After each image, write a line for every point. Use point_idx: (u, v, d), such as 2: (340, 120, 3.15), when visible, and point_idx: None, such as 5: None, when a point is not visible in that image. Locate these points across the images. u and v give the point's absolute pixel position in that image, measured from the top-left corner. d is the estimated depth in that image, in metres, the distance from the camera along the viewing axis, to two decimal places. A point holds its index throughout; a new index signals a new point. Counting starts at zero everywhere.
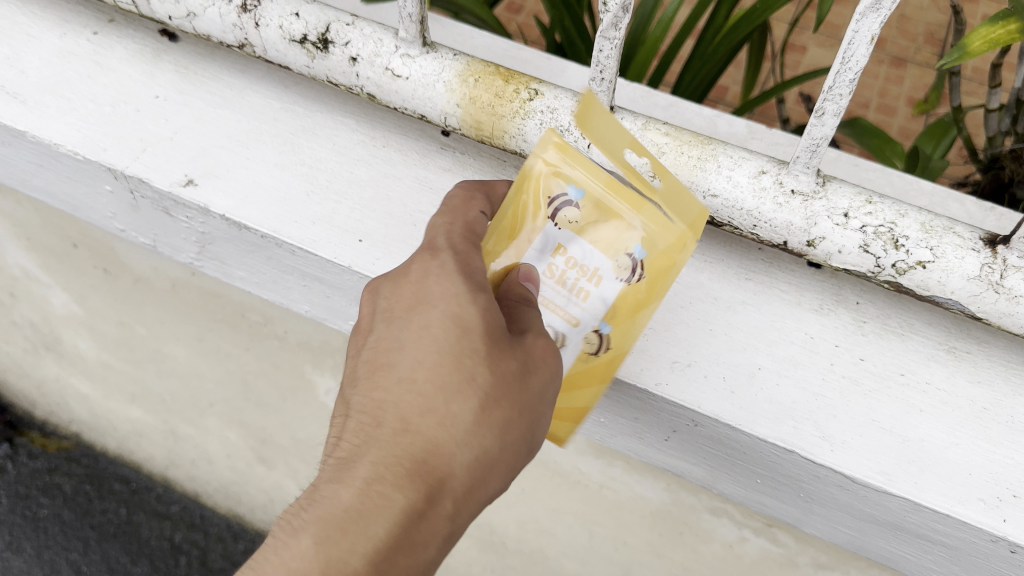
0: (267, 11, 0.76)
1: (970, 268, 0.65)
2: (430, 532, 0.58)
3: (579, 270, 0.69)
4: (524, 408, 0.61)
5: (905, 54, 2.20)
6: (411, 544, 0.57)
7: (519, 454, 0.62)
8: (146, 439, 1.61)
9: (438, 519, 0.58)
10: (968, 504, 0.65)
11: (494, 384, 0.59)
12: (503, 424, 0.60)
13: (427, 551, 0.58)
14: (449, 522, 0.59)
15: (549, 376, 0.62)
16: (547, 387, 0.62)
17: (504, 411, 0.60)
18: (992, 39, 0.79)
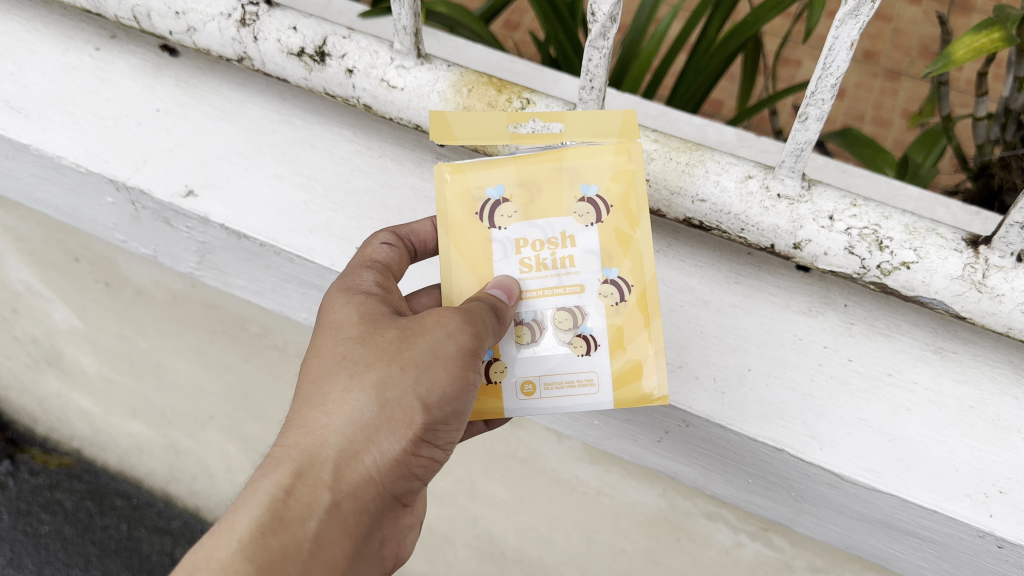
0: (266, 25, 0.78)
1: (954, 268, 0.66)
2: (303, 500, 0.57)
3: (555, 242, 0.69)
4: (405, 366, 0.61)
5: (899, 67, 2.17)
6: (281, 515, 0.56)
7: (416, 411, 0.61)
8: (147, 453, 1.51)
9: (312, 488, 0.58)
10: (955, 500, 0.66)
11: (353, 354, 0.62)
12: (373, 382, 0.60)
13: (307, 521, 0.57)
14: (332, 489, 0.58)
15: (443, 336, 0.61)
16: (440, 346, 0.61)
17: (371, 371, 0.61)
18: (975, 49, 0.81)
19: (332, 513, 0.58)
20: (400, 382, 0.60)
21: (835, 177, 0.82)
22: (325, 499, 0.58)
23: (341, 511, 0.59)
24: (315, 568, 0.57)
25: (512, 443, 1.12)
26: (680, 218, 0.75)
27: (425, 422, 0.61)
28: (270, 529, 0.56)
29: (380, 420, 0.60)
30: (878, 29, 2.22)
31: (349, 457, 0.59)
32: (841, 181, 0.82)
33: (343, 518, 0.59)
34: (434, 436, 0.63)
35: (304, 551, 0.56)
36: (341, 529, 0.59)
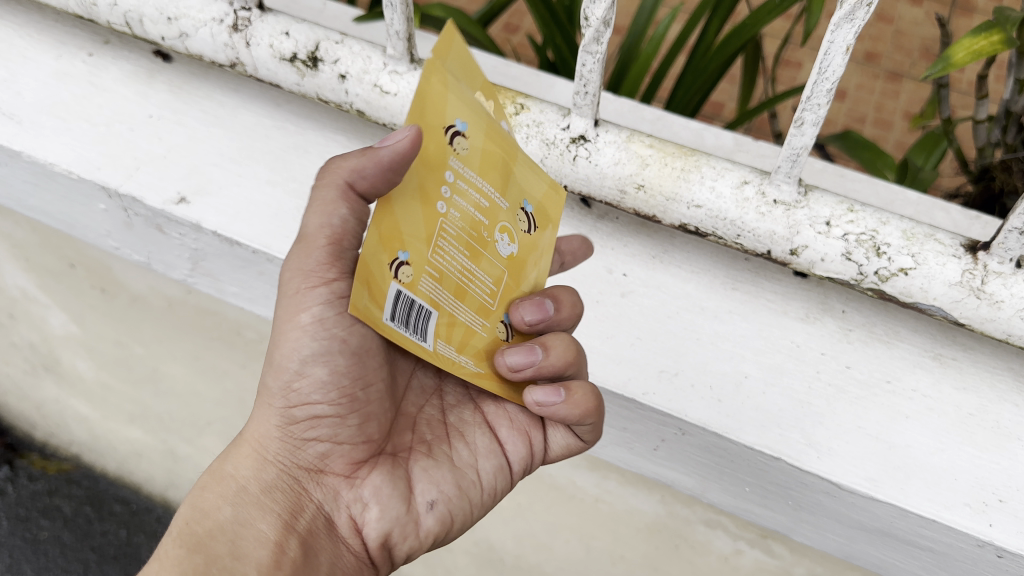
0: (258, 30, 0.78)
1: (952, 274, 0.65)
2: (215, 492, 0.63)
3: (462, 180, 0.58)
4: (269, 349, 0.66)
5: (901, 69, 2.15)
6: (198, 508, 0.62)
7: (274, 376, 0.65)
8: (146, 459, 1.52)
9: (221, 479, 0.64)
10: (954, 509, 0.66)
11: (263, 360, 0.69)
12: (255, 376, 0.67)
13: (222, 507, 0.62)
14: (234, 475, 0.64)
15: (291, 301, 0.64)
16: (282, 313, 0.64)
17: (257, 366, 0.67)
18: (975, 51, 0.80)
19: (239, 496, 0.63)
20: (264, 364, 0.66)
21: (833, 181, 0.82)
22: (233, 486, 0.64)
23: (248, 493, 0.63)
24: (243, 539, 0.60)
25: None
26: (675, 224, 0.74)
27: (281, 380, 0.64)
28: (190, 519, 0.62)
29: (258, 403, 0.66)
30: (880, 31, 2.21)
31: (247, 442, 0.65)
32: (839, 185, 0.81)
33: (252, 498, 0.63)
34: (302, 387, 0.64)
35: (227, 533, 0.61)
36: (254, 506, 0.63)
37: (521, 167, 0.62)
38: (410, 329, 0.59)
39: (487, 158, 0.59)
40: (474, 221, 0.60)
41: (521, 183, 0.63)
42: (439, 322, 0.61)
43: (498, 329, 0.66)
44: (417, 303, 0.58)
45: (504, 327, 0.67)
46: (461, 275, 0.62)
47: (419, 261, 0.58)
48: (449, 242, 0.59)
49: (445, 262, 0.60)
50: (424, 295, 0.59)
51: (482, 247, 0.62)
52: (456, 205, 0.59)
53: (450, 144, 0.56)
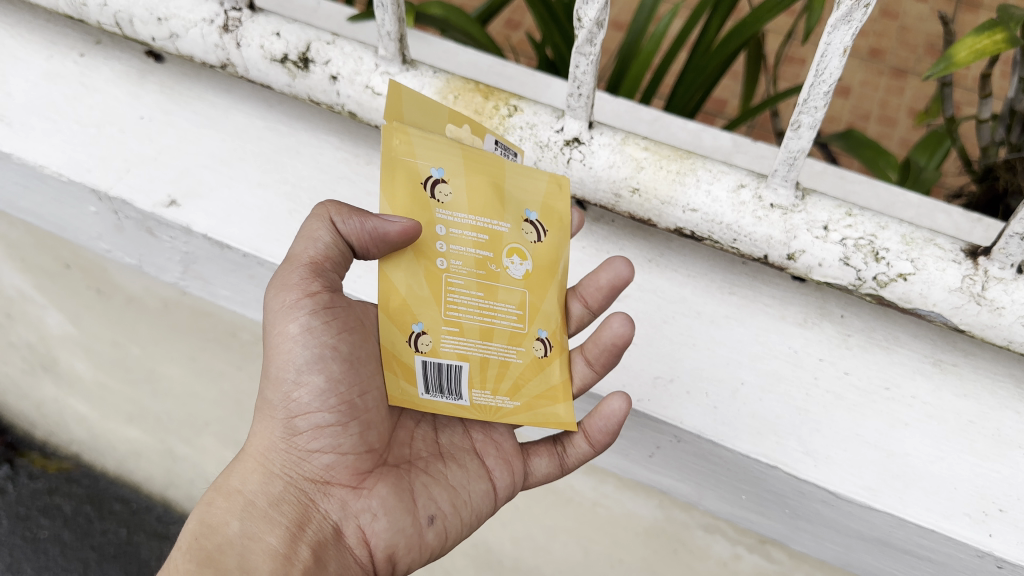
0: (248, 31, 0.77)
1: (952, 280, 0.64)
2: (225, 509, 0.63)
3: (457, 226, 0.68)
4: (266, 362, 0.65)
5: (906, 66, 2.13)
6: (207, 525, 0.61)
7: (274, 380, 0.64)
8: (144, 459, 1.42)
9: (228, 496, 0.63)
10: (954, 519, 0.65)
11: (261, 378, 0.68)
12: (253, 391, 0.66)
13: (230, 522, 0.61)
14: (241, 489, 0.63)
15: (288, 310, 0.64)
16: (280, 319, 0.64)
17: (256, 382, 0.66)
18: (978, 50, 0.78)
19: (249, 510, 0.62)
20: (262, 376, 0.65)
21: (832, 183, 0.80)
22: (241, 500, 0.63)
23: (256, 506, 0.62)
24: (252, 552, 0.60)
25: None
26: (671, 228, 0.73)
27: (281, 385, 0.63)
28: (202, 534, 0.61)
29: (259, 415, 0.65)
30: (885, 27, 2.18)
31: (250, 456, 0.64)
32: (839, 187, 0.80)
33: (262, 512, 0.62)
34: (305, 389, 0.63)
35: (234, 549, 0.60)
36: (264, 519, 0.62)
37: (513, 182, 0.70)
38: (446, 392, 0.67)
39: (473, 193, 0.68)
40: (478, 259, 0.69)
41: (518, 202, 0.71)
42: (471, 370, 0.68)
43: (534, 347, 0.71)
44: (445, 363, 0.67)
45: (542, 344, 0.71)
46: (482, 317, 0.69)
47: (436, 324, 0.67)
48: (460, 291, 0.68)
49: (461, 312, 0.68)
50: (448, 351, 0.67)
51: (494, 279, 0.69)
52: (456, 255, 0.68)
53: (433, 194, 0.67)
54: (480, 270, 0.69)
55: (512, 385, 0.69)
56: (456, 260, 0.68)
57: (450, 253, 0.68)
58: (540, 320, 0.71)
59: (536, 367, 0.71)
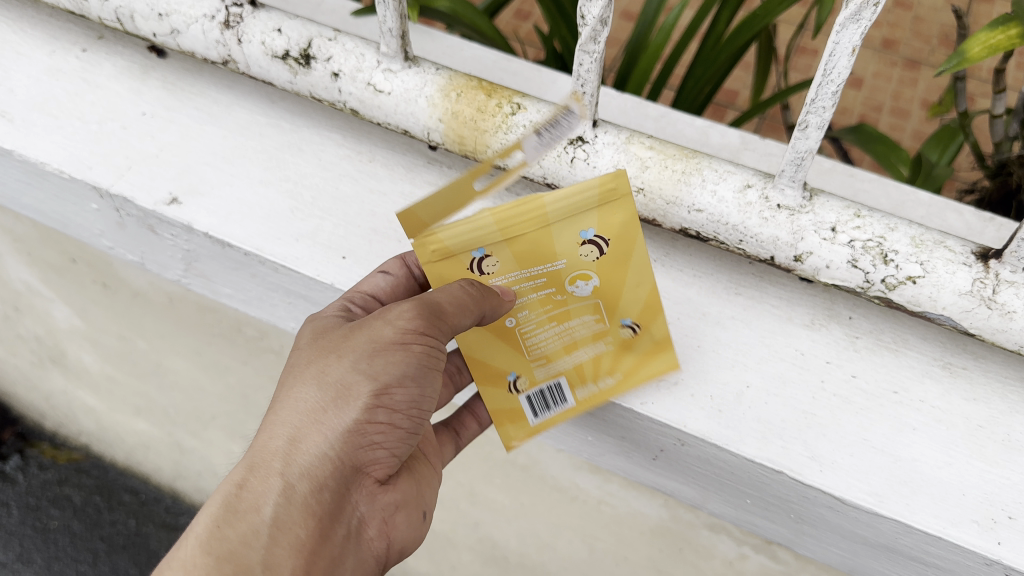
0: (250, 27, 0.76)
1: (962, 283, 0.63)
2: (256, 491, 0.63)
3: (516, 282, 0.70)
4: (341, 355, 0.65)
5: (920, 56, 2.10)
6: (235, 506, 0.62)
7: (362, 386, 0.65)
8: (153, 450, 1.49)
9: (263, 478, 0.63)
10: (962, 526, 0.64)
11: (303, 358, 0.67)
12: (313, 376, 0.65)
13: (262, 507, 0.62)
14: (283, 474, 0.63)
15: (383, 324, 0.65)
16: (377, 333, 0.65)
17: (313, 367, 0.66)
18: (991, 46, 0.73)
19: (287, 496, 0.63)
20: (337, 369, 0.65)
21: (841, 181, 0.79)
22: (279, 484, 0.63)
23: (298, 492, 0.63)
24: (277, 546, 0.62)
25: (510, 450, 1.02)
26: (676, 228, 0.72)
27: (371, 395, 0.65)
28: (225, 520, 0.62)
29: (324, 409, 0.65)
30: (898, 18, 2.16)
31: (301, 442, 0.64)
32: (848, 185, 0.79)
33: (301, 499, 0.63)
34: (392, 404, 0.66)
35: (261, 535, 0.62)
36: (300, 508, 0.63)
37: (558, 218, 0.67)
38: (553, 407, 0.74)
39: (519, 251, 0.69)
40: (544, 298, 0.71)
41: (569, 229, 0.68)
42: (571, 381, 0.73)
43: (621, 332, 0.72)
44: (546, 393, 0.74)
45: (630, 329, 0.72)
46: (562, 341, 0.73)
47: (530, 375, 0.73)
48: (534, 332, 0.72)
49: (542, 345, 0.73)
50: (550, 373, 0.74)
51: (563, 304, 0.72)
52: (521, 313, 0.72)
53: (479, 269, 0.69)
54: (551, 300, 0.71)
55: (620, 352, 0.72)
56: (523, 316, 0.72)
57: (519, 316, 0.72)
58: (619, 309, 0.72)
59: (627, 347, 0.72)
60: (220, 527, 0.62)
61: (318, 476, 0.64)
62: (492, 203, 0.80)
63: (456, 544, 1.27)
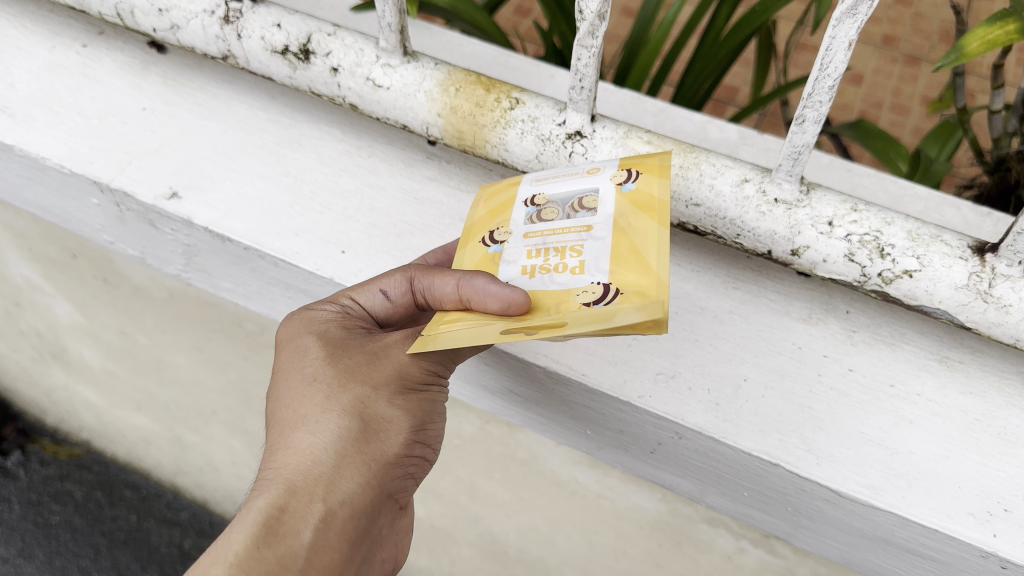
0: (249, 22, 0.76)
1: (958, 277, 0.63)
2: (298, 514, 0.61)
3: None
4: (380, 385, 0.65)
5: (920, 52, 2.10)
6: (276, 529, 0.60)
7: (406, 420, 0.67)
8: (154, 446, 1.50)
9: (305, 501, 0.61)
10: (958, 519, 0.64)
11: (330, 377, 0.65)
12: (352, 403, 0.64)
13: (303, 530, 0.60)
14: (327, 499, 0.62)
15: (420, 355, 0.66)
16: (416, 365, 0.66)
17: (350, 392, 0.64)
18: (989, 41, 0.73)
19: (329, 522, 0.61)
20: (377, 401, 0.65)
21: (839, 176, 0.79)
22: (320, 508, 0.61)
23: (338, 517, 0.62)
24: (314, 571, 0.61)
25: (510, 445, 1.02)
26: (674, 222, 0.72)
27: (412, 430, 0.67)
28: (268, 543, 0.59)
29: (366, 439, 0.65)
30: (898, 14, 2.16)
31: (343, 468, 0.63)
32: (846, 180, 0.79)
33: (342, 524, 0.62)
34: (419, 440, 0.69)
35: (299, 559, 0.60)
36: (339, 535, 0.62)
37: None
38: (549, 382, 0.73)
39: None
40: None
41: None
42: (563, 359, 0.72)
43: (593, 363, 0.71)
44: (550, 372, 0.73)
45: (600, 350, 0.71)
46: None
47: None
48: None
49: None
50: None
51: None
52: None
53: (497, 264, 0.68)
54: None
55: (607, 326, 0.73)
56: None
57: None
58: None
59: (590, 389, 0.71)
60: (260, 550, 0.59)
61: (357, 504, 0.64)
62: None
63: (456, 538, 1.27)
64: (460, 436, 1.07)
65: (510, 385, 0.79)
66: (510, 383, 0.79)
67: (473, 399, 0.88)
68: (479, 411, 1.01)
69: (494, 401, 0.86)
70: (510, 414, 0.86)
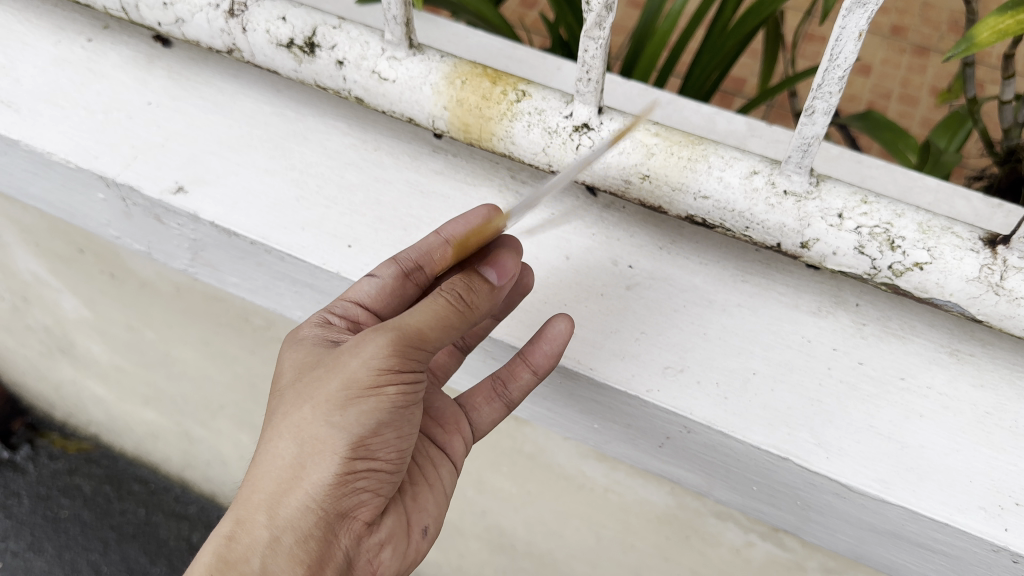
0: (254, 15, 0.75)
1: (969, 269, 0.63)
2: (244, 541, 0.64)
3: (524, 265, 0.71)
4: (316, 404, 0.64)
5: (929, 43, 2.08)
6: (227, 556, 0.63)
7: (337, 438, 0.63)
8: (162, 439, 1.50)
9: (250, 529, 0.64)
10: (968, 513, 0.63)
11: (283, 402, 0.66)
12: (290, 429, 0.64)
13: (250, 558, 0.63)
14: (269, 526, 0.63)
15: (356, 363, 0.63)
16: (351, 378, 0.63)
17: (291, 416, 0.64)
18: (1000, 31, 0.68)
19: (273, 548, 0.63)
20: (312, 420, 0.64)
21: (849, 167, 0.79)
22: (264, 536, 0.63)
23: (283, 544, 0.63)
24: None
25: (517, 438, 1.02)
26: (682, 215, 0.72)
27: (348, 447, 0.64)
28: (219, 571, 0.63)
29: (304, 457, 0.64)
30: (907, 4, 2.14)
31: (284, 494, 0.64)
32: (856, 172, 0.78)
33: (287, 550, 0.63)
34: (368, 452, 0.65)
35: None
36: (287, 561, 0.63)
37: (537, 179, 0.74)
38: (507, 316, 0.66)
39: None
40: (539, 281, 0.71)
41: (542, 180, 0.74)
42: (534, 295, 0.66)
43: None
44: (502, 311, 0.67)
45: None
46: None
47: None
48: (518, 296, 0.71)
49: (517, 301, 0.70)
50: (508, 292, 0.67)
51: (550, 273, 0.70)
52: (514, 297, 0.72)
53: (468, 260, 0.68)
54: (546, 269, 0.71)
55: None
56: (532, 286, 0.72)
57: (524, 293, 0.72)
58: None
59: None
60: None
61: (302, 528, 0.64)
62: (497, 191, 0.80)
63: (464, 532, 1.27)
64: None
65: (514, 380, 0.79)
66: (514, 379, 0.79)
67: None
68: None
69: None
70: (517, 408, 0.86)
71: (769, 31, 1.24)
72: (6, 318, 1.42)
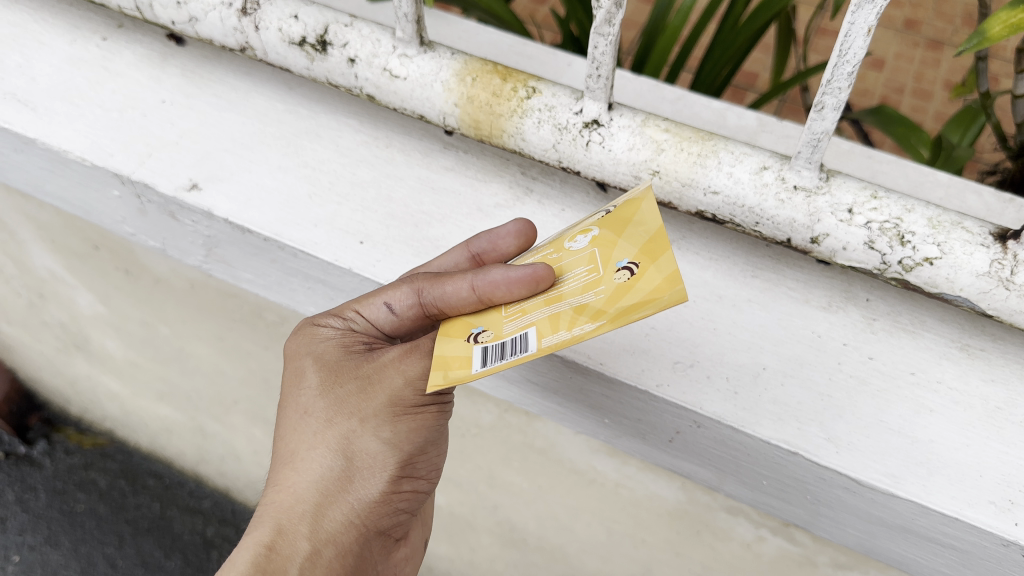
0: (267, 14, 0.76)
1: (979, 264, 0.63)
2: (284, 552, 0.64)
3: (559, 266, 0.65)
4: (364, 419, 0.66)
5: (942, 37, 2.07)
6: (266, 567, 0.63)
7: (385, 457, 0.67)
8: (177, 435, 1.52)
9: (292, 540, 0.64)
10: (978, 507, 0.64)
11: (321, 407, 0.67)
12: (337, 441, 0.66)
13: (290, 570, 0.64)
14: (311, 538, 0.65)
15: (403, 382, 0.65)
16: (399, 394, 0.66)
17: (336, 428, 0.66)
18: (1011, 25, 0.68)
19: (315, 560, 0.65)
20: (361, 435, 0.66)
21: (859, 163, 0.79)
22: (305, 550, 0.64)
23: (325, 556, 0.65)
24: None
25: (528, 434, 1.03)
26: (691, 211, 0.72)
27: (393, 465, 0.68)
28: None
29: (351, 471, 0.66)
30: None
31: (328, 506, 0.66)
32: (866, 167, 0.78)
33: (328, 562, 0.65)
34: (408, 469, 0.69)
35: None
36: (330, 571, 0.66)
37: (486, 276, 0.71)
38: (509, 355, 0.58)
39: None
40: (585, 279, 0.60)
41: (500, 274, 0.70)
42: (539, 330, 0.58)
43: (616, 277, 0.58)
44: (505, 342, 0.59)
45: (625, 271, 0.58)
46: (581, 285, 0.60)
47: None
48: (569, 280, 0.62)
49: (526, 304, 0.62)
50: (563, 280, 0.62)
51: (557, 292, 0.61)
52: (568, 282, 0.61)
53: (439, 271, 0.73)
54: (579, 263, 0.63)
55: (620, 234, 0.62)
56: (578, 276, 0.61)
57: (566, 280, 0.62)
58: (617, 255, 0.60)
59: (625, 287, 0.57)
60: None
61: (342, 541, 0.67)
62: (507, 187, 0.81)
63: (476, 526, 1.28)
64: (479, 426, 1.07)
65: (523, 375, 0.80)
66: (521, 374, 0.80)
67: (490, 390, 0.88)
68: (496, 399, 1.01)
69: (512, 390, 0.86)
70: (527, 404, 0.87)
71: (782, 26, 1.24)
72: (23, 315, 1.44)
